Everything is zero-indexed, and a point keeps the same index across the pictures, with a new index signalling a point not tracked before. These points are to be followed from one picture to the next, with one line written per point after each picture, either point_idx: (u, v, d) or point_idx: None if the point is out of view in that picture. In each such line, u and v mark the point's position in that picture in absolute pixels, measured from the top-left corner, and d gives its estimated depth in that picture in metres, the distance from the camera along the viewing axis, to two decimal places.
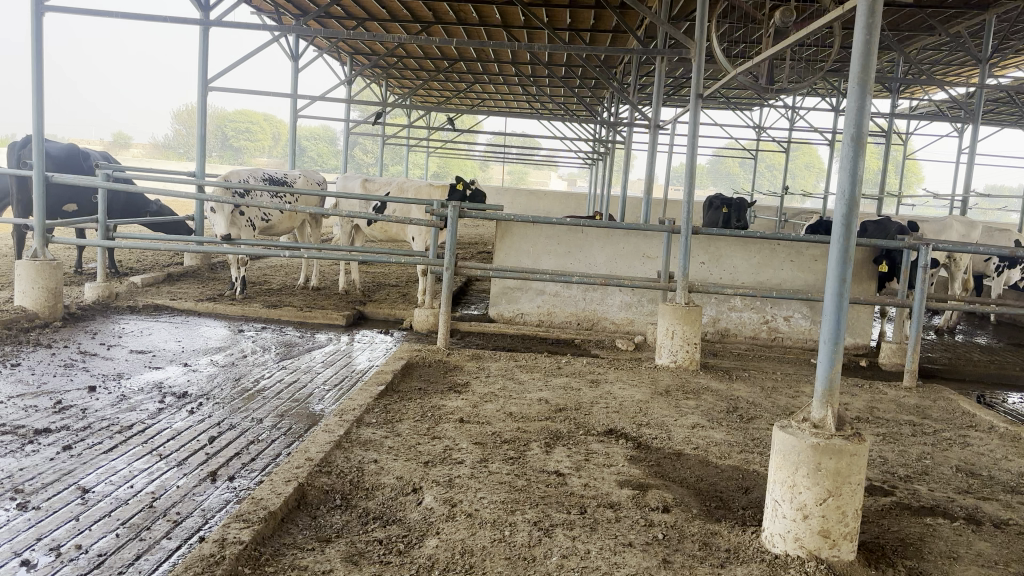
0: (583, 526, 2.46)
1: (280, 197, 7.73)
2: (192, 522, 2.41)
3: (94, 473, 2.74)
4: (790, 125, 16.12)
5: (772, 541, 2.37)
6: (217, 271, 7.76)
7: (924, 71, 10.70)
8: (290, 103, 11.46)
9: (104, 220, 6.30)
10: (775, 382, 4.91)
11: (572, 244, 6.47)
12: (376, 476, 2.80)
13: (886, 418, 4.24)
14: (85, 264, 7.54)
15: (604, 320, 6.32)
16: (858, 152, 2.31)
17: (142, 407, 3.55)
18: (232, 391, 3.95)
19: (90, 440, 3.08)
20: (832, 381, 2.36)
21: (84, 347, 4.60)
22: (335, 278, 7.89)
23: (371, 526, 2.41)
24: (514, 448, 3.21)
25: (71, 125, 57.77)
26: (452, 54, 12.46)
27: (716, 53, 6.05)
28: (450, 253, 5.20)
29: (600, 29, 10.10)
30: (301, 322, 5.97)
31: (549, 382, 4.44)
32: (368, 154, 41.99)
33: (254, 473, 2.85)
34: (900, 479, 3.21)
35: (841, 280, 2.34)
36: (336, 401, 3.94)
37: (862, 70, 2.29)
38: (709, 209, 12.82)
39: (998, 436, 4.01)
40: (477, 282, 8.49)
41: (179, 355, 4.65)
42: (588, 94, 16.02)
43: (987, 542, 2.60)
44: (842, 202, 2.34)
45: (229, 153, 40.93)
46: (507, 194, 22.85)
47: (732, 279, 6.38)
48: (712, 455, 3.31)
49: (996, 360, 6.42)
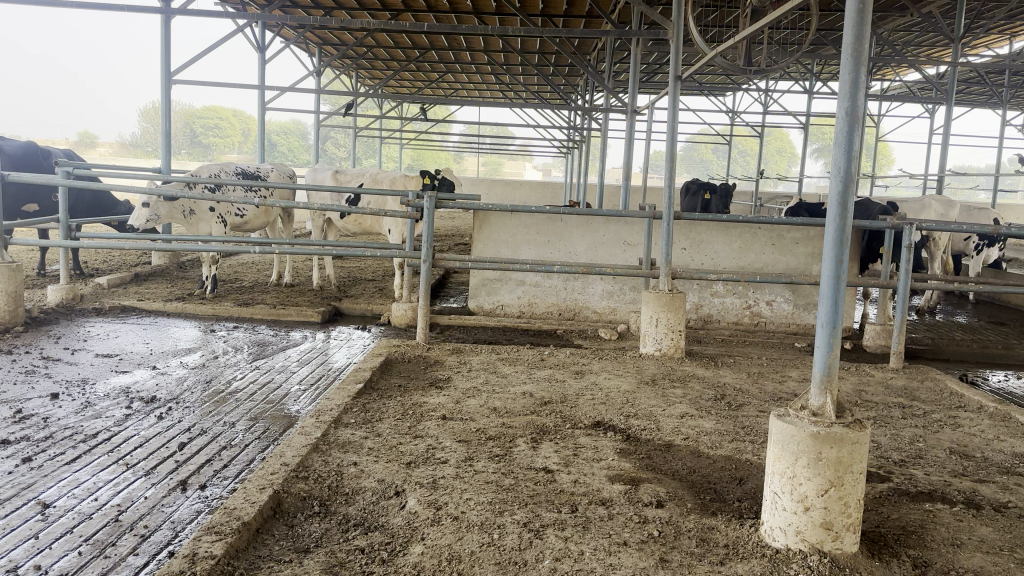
0: (575, 526, 2.35)
1: (253, 192, 7.55)
2: (161, 535, 2.27)
3: (55, 487, 2.59)
4: (763, 109, 16.08)
5: (772, 535, 2.27)
6: (187, 270, 7.56)
7: (897, 51, 10.70)
8: (258, 96, 11.21)
9: (67, 219, 5.97)
10: (761, 367, 4.83)
11: (552, 233, 6.35)
12: (356, 479, 2.68)
13: (875, 401, 4.18)
14: (49, 266, 7.33)
15: (586, 310, 6.22)
16: (853, 129, 2.20)
17: (108, 414, 3.39)
18: (203, 394, 3.79)
19: (52, 451, 2.92)
20: (831, 368, 2.26)
21: (47, 353, 4.40)
22: (309, 273, 7.71)
23: (352, 534, 2.29)
24: (500, 445, 3.09)
25: (34, 126, 56.61)
26: (422, 43, 12.29)
27: (692, 32, 5.80)
28: (427, 246, 5.03)
29: (573, 14, 9.98)
30: (276, 319, 5.81)
31: (533, 374, 4.32)
32: (340, 149, 41.48)
33: (227, 480, 2.71)
34: (895, 464, 3.14)
35: (838, 262, 2.23)
36: (312, 401, 3.81)
37: (856, 42, 2.17)
38: (687, 195, 12.78)
39: (989, 416, 3.96)
40: (453, 273, 8.34)
41: (148, 357, 4.48)
42: (561, 82, 15.86)
43: (990, 526, 2.53)
44: (838, 179, 2.23)
45: (199, 151, 40.25)
46: (482, 184, 22.73)
47: (714, 264, 6.30)
48: (704, 445, 3.22)
49: (979, 339, 6.40)
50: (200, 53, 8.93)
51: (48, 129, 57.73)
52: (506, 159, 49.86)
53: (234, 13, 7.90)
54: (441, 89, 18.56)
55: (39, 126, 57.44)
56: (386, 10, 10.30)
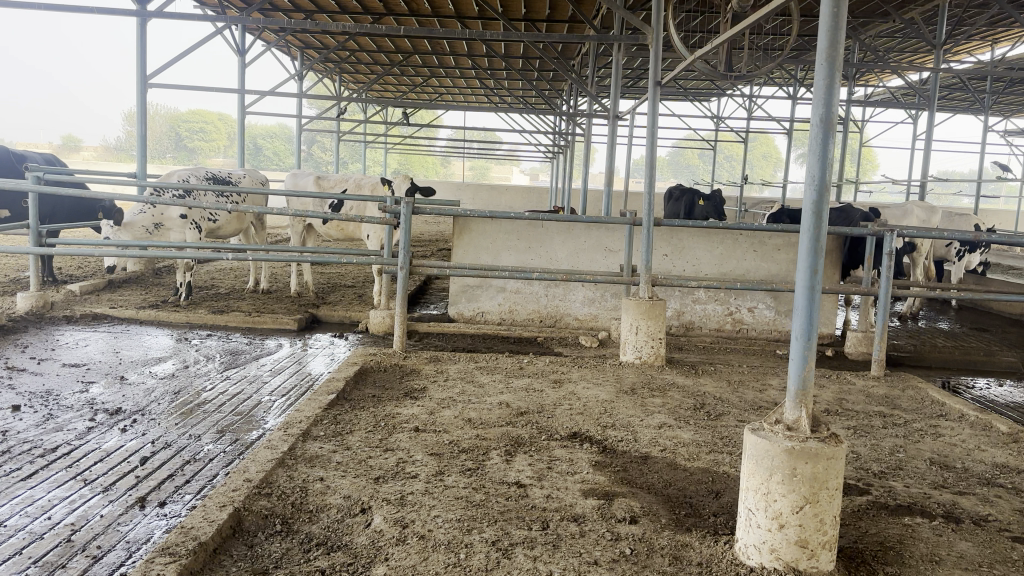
0: (545, 544, 2.28)
1: (225, 197, 7.44)
2: (114, 557, 2.18)
3: (8, 505, 2.49)
4: (747, 114, 16.11)
5: (746, 553, 2.20)
6: (162, 277, 7.46)
7: (880, 57, 10.72)
8: (238, 99, 11.08)
9: (38, 225, 5.83)
10: (741, 376, 4.78)
11: (532, 239, 6.29)
12: (321, 496, 2.59)
13: (856, 410, 4.13)
14: (21, 271, 7.21)
15: (567, 316, 6.17)
16: (828, 136, 2.15)
17: (70, 427, 3.29)
18: (170, 406, 3.70)
19: (7, 466, 2.82)
20: (806, 381, 2.21)
21: (12, 363, 4.30)
22: (288, 280, 7.61)
23: (313, 554, 2.21)
24: (472, 458, 3.02)
25: (17, 130, 56.18)
26: (405, 48, 12.23)
27: (672, 37, 5.71)
28: (405, 253, 4.94)
29: (557, 18, 9.94)
30: (251, 327, 5.71)
31: (510, 384, 4.26)
32: (325, 154, 41.30)
33: (188, 497, 2.62)
34: (875, 476, 3.08)
35: (812, 272, 2.18)
36: (283, 412, 3.73)
37: (831, 48, 2.13)
38: (671, 201, 12.76)
39: (969, 425, 3.92)
40: (434, 281, 8.27)
41: (116, 367, 4.38)
42: (545, 87, 15.82)
43: (969, 541, 2.48)
44: (812, 188, 2.18)
45: (184, 156, 40.04)
46: (467, 189, 22.67)
47: (696, 271, 6.26)
48: (681, 457, 3.15)
49: (961, 345, 6.38)
50: (178, 56, 8.83)
51: (30, 132, 57.31)
52: (493, 164, 49.94)
53: (211, 15, 7.80)
54: (426, 93, 18.49)
55: (21, 129, 56.95)
56: (367, 14, 10.24)
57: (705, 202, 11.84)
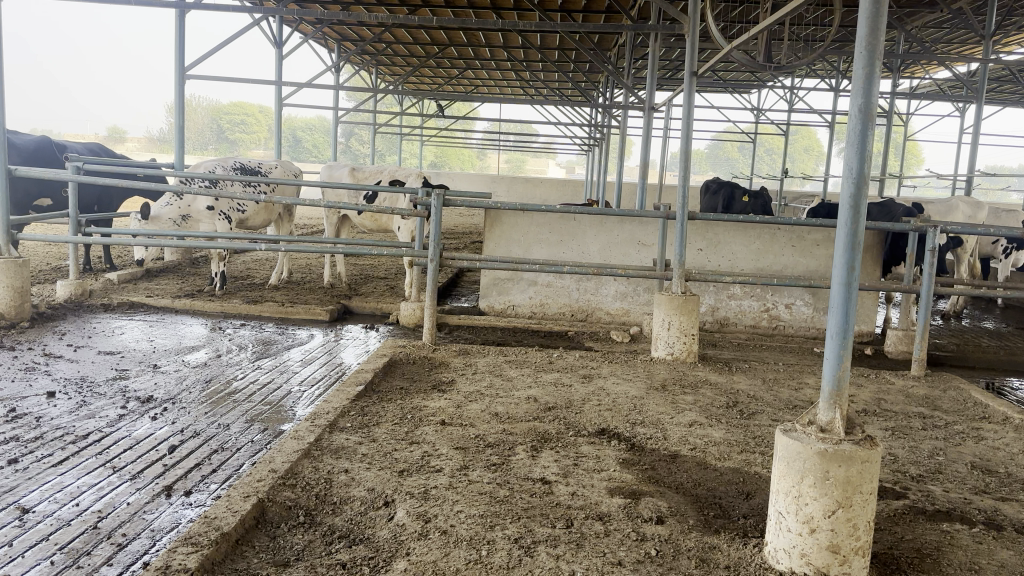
0: (569, 543, 2.24)
1: (254, 188, 7.50)
2: (138, 545, 2.19)
3: (37, 491, 2.51)
4: (787, 107, 15.81)
5: (776, 557, 2.14)
6: (198, 267, 7.55)
7: (927, 47, 10.43)
8: (276, 91, 11.17)
9: (76, 214, 5.91)
10: (776, 373, 4.68)
11: (564, 232, 6.24)
12: (345, 488, 2.58)
13: (894, 411, 4.02)
14: (63, 260, 7.35)
15: (598, 310, 6.10)
16: (866, 126, 2.08)
17: (102, 415, 3.33)
18: (201, 394, 3.73)
19: (40, 452, 2.86)
20: (840, 382, 2.14)
21: (50, 350, 4.36)
22: (321, 271, 7.66)
23: (335, 547, 2.20)
24: (498, 453, 2.99)
25: (67, 121, 57.54)
26: (440, 39, 12.22)
27: (710, 27, 5.54)
28: (435, 245, 4.91)
29: (594, 8, 9.84)
30: (283, 318, 5.74)
31: (539, 378, 4.21)
32: (363, 146, 41.57)
33: (214, 486, 2.63)
34: (912, 479, 2.99)
35: (849, 268, 2.11)
36: (312, 402, 3.74)
37: (871, 35, 2.04)
38: (707, 194, 12.59)
39: (1013, 428, 3.78)
40: (466, 274, 8.25)
41: (150, 355, 4.43)
42: (584, 79, 15.69)
43: (1011, 550, 2.39)
44: (849, 181, 2.11)
45: (226, 148, 40.67)
46: (503, 181, 22.67)
47: (731, 266, 6.16)
48: (711, 457, 3.08)
49: (1007, 345, 6.19)
50: (217, 47, 8.93)
51: (79, 123, 58.59)
52: (529, 157, 49.76)
53: (249, 6, 7.85)
54: (463, 84, 18.46)
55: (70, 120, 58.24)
56: (403, 5, 10.27)
57: (749, 196, 11.55)
